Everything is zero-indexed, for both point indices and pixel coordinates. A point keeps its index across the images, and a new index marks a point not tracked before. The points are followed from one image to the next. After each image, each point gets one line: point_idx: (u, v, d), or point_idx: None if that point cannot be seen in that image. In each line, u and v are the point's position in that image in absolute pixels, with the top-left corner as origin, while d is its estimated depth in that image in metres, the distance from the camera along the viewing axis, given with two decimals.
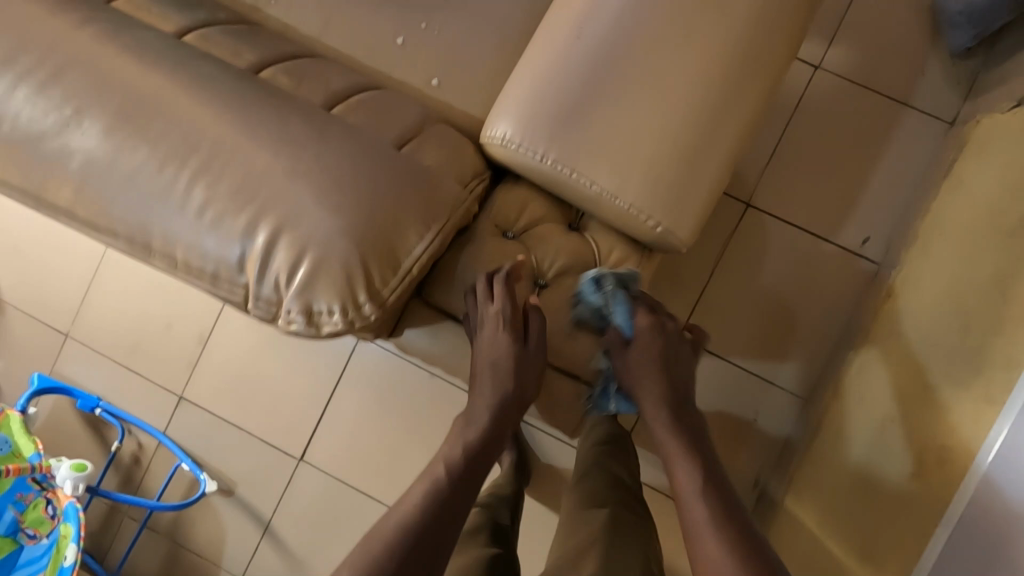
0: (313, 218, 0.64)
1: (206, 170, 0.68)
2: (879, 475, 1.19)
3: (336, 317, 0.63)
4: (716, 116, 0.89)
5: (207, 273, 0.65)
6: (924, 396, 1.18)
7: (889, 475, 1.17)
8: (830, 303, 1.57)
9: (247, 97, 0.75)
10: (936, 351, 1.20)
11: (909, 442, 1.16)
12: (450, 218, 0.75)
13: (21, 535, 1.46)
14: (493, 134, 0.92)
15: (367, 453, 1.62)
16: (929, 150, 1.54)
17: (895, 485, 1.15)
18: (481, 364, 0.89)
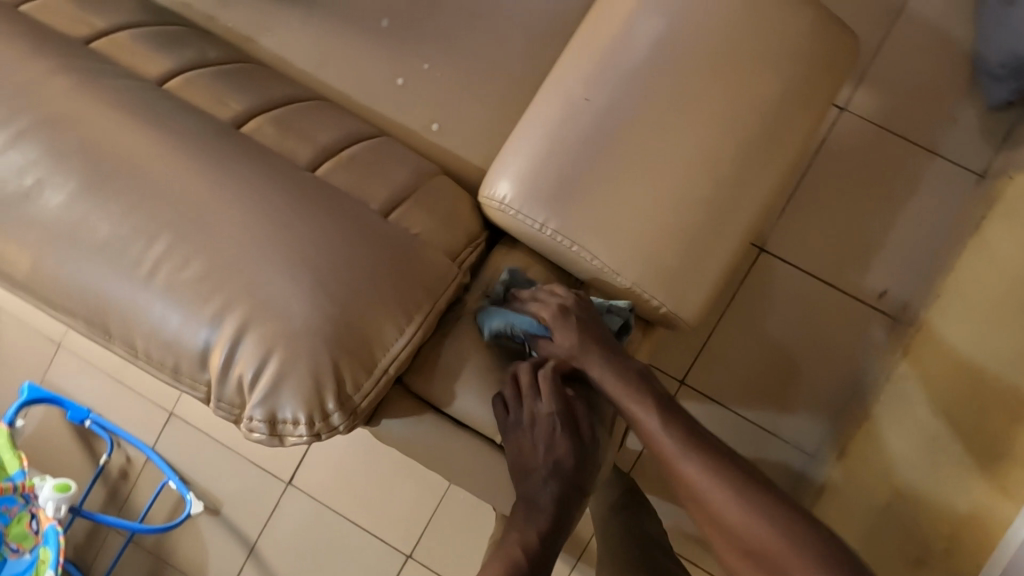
0: (282, 311, 0.59)
1: (173, 239, 0.62)
2: (890, 557, 1.11)
3: (302, 429, 0.59)
4: (728, 194, 0.85)
5: (168, 365, 0.61)
6: (940, 477, 1.11)
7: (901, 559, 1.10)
8: (844, 357, 1.46)
9: (229, 154, 0.68)
10: (956, 429, 1.12)
11: (926, 526, 1.08)
12: (434, 298, 0.68)
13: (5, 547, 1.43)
14: (491, 196, 0.87)
15: (353, 484, 1.56)
16: (957, 202, 1.44)
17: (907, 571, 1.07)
18: (536, 477, 0.67)
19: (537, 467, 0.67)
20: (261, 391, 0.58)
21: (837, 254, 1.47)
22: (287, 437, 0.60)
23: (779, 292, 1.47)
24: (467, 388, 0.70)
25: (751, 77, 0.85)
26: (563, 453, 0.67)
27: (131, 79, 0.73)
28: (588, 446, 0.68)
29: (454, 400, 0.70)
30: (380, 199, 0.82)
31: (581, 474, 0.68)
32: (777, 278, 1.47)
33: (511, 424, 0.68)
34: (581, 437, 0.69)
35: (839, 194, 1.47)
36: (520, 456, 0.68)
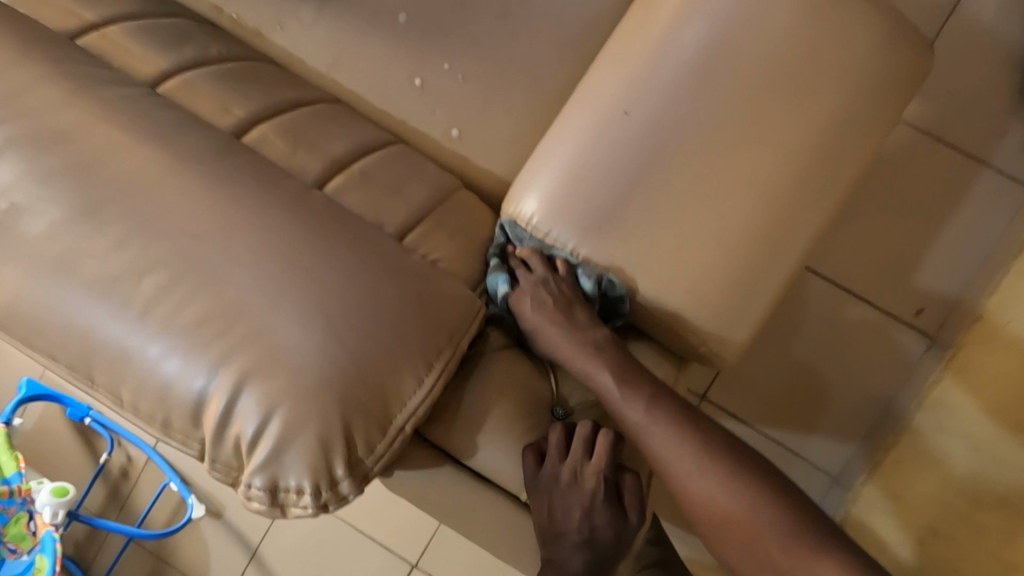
0: (289, 363, 0.52)
1: (164, 275, 0.54)
2: None
3: (307, 499, 0.52)
4: (780, 222, 0.77)
5: (158, 418, 0.54)
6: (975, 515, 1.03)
7: None
8: (875, 377, 1.38)
9: (229, 172, 0.60)
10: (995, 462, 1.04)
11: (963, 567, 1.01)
12: (456, 342, 0.61)
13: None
14: (518, 215, 0.79)
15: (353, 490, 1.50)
16: (1005, 217, 1.35)
17: None
18: (564, 548, 0.59)
19: (569, 531, 0.59)
20: (262, 454, 0.51)
21: (874, 269, 1.38)
22: (289, 507, 0.53)
23: (809, 308, 1.39)
24: (490, 439, 0.63)
25: (810, 94, 0.77)
26: (599, 521, 0.60)
27: (121, 83, 0.65)
28: (631, 522, 0.60)
29: (476, 452, 0.63)
30: (396, 220, 0.74)
31: (616, 548, 0.60)
32: (808, 294, 1.39)
33: (546, 482, 0.60)
34: (622, 508, 0.61)
35: (879, 204, 1.38)
36: (552, 518, 0.60)
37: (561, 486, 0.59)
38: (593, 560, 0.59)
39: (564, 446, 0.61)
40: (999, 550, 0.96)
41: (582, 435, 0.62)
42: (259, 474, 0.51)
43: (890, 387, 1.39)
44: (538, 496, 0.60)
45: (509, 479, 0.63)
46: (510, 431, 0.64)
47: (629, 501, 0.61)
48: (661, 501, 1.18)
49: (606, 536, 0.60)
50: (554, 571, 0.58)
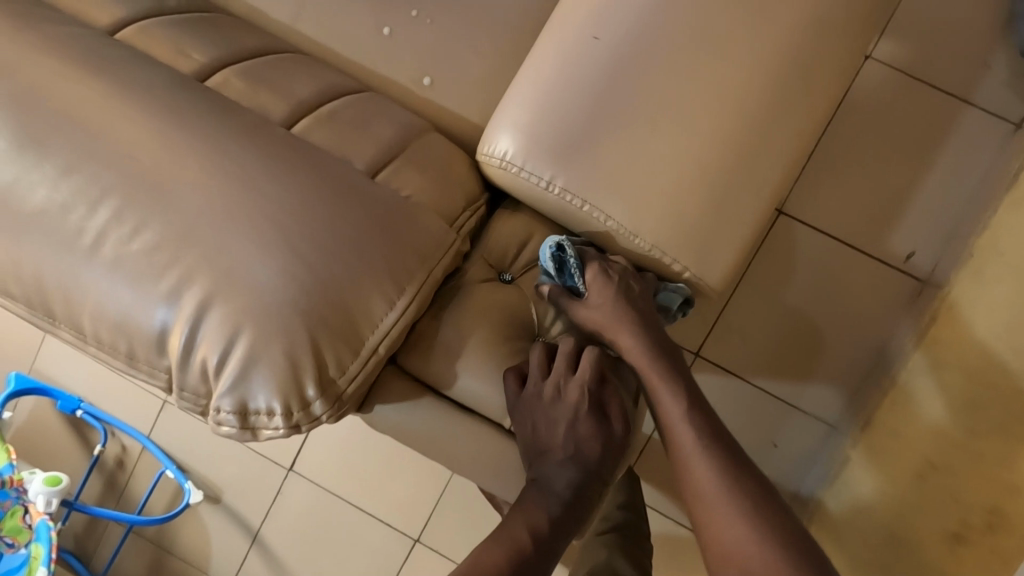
0: (251, 286, 0.51)
1: (119, 205, 0.53)
2: (920, 535, 1.04)
3: (276, 420, 0.51)
4: (757, 146, 0.76)
5: (122, 351, 0.53)
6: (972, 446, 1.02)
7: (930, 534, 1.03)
8: (869, 326, 1.37)
9: (189, 107, 0.59)
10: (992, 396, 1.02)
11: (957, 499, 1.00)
12: (430, 269, 0.59)
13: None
14: (491, 152, 0.77)
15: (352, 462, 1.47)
16: (993, 155, 1.33)
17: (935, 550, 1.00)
18: (550, 464, 0.58)
19: (553, 449, 0.59)
20: (229, 377, 0.50)
21: (863, 215, 1.37)
22: (261, 431, 0.52)
23: (800, 258, 1.38)
24: (469, 366, 0.62)
25: (787, 18, 0.76)
26: (585, 437, 0.59)
27: (73, 25, 0.64)
28: (617, 437, 0.60)
29: (455, 381, 0.62)
30: (366, 158, 0.73)
31: (602, 464, 0.59)
32: (798, 243, 1.38)
33: (529, 401, 0.59)
34: (608, 421, 0.60)
35: (864, 150, 1.36)
36: (536, 436, 0.59)
37: (544, 402, 0.59)
38: (579, 475, 0.58)
39: (545, 366, 0.61)
40: None
41: (566, 352, 0.62)
42: (227, 396, 0.50)
43: (886, 333, 1.36)
44: (521, 415, 0.59)
45: (492, 407, 0.62)
46: (488, 357, 0.62)
47: (614, 414, 0.60)
48: (655, 460, 1.16)
49: (592, 451, 0.59)
50: (539, 489, 0.57)
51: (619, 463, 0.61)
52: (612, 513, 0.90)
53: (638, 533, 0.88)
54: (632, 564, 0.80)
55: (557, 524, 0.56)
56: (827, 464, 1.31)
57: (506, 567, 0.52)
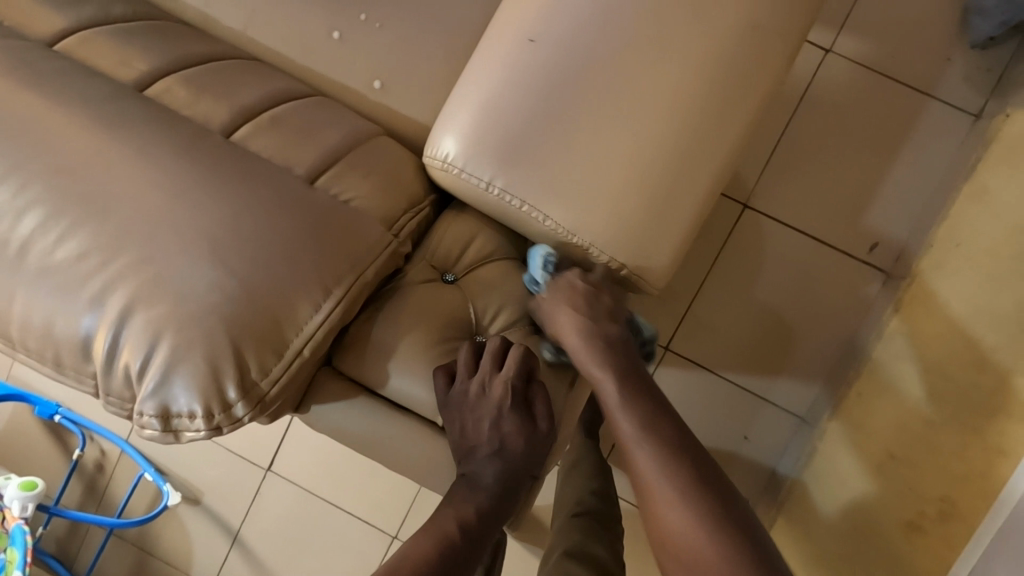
0: (174, 291, 0.52)
1: (45, 213, 0.54)
2: (876, 520, 1.06)
3: (199, 422, 0.52)
4: (693, 142, 0.77)
5: (50, 357, 0.54)
6: (925, 434, 1.04)
7: (885, 520, 1.04)
8: (835, 317, 1.38)
9: (124, 116, 0.60)
10: (945, 386, 1.04)
11: (910, 486, 1.02)
12: (358, 271, 0.61)
13: None
14: (434, 154, 0.79)
15: (330, 459, 1.50)
16: (952, 147, 1.35)
17: (889, 536, 1.02)
18: (477, 459, 0.60)
19: (480, 444, 0.61)
20: (151, 381, 0.51)
21: (827, 208, 1.38)
22: (185, 433, 0.53)
23: (765, 251, 1.39)
24: (403, 365, 0.63)
25: (721, 17, 0.77)
26: (510, 432, 0.61)
27: (10, 39, 0.65)
28: (542, 432, 0.61)
29: (389, 380, 0.63)
30: (308, 163, 0.74)
31: (529, 458, 0.61)
32: (763, 236, 1.39)
33: (456, 399, 0.61)
34: (534, 416, 0.62)
35: (827, 144, 1.38)
36: (464, 433, 0.61)
37: (470, 400, 0.60)
38: (505, 469, 0.60)
39: (473, 364, 0.62)
40: (944, 467, 0.97)
41: (493, 349, 0.63)
42: (148, 401, 0.51)
43: (850, 324, 1.38)
44: (449, 413, 0.61)
45: (425, 406, 0.63)
46: (422, 356, 0.64)
47: (539, 409, 0.62)
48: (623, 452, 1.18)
49: (518, 445, 0.61)
50: (467, 484, 0.59)
51: (546, 455, 0.63)
52: (586, 499, 0.88)
53: (610, 520, 0.86)
54: (605, 548, 0.78)
55: (483, 517, 0.58)
56: (798, 454, 1.33)
57: (433, 560, 0.53)
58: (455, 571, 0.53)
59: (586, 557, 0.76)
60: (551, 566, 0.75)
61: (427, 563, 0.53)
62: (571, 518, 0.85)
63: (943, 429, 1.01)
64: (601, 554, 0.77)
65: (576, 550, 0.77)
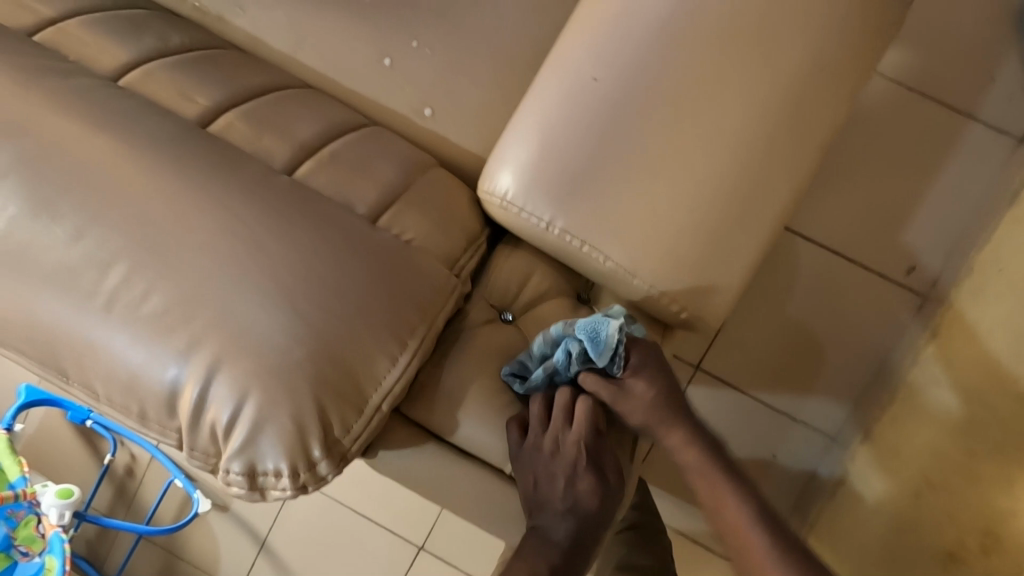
0: (259, 347, 0.52)
1: (129, 266, 0.54)
2: (915, 548, 1.06)
3: (284, 481, 0.52)
4: (754, 186, 0.77)
5: (133, 410, 0.54)
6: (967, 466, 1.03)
7: (923, 548, 1.05)
8: (868, 338, 1.38)
9: (199, 160, 0.61)
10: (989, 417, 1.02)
11: (951, 517, 1.02)
12: (431, 321, 0.61)
13: (15, 550, 1.36)
14: (491, 190, 0.78)
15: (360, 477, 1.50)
16: (995, 169, 1.33)
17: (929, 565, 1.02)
18: (550, 518, 0.59)
19: (552, 499, 0.59)
20: (237, 440, 0.51)
21: (865, 229, 1.37)
22: (269, 490, 0.53)
23: (801, 273, 1.38)
24: (471, 414, 0.63)
25: (782, 57, 0.76)
26: (584, 490, 0.59)
27: (81, 77, 0.65)
28: (612, 488, 0.60)
29: (457, 428, 0.63)
30: (368, 200, 0.74)
31: (601, 516, 0.59)
32: (799, 258, 1.38)
33: (529, 453, 0.61)
34: (607, 473, 0.60)
35: (865, 165, 1.36)
36: (536, 487, 0.60)
37: (543, 454, 0.60)
38: (577, 525, 0.58)
39: (546, 417, 0.62)
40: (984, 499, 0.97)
41: (563, 402, 0.62)
42: (234, 461, 0.51)
43: (885, 346, 1.37)
44: (522, 466, 0.61)
45: (493, 453, 0.63)
46: (491, 404, 0.64)
47: (609, 466, 0.60)
48: (660, 473, 1.19)
49: (591, 503, 0.59)
50: (538, 538, 0.58)
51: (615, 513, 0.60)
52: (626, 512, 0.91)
53: (654, 530, 0.92)
54: (649, 557, 0.86)
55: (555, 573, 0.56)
56: (829, 477, 1.33)
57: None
58: None
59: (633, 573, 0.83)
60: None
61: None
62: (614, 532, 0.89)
63: (985, 461, 1.00)
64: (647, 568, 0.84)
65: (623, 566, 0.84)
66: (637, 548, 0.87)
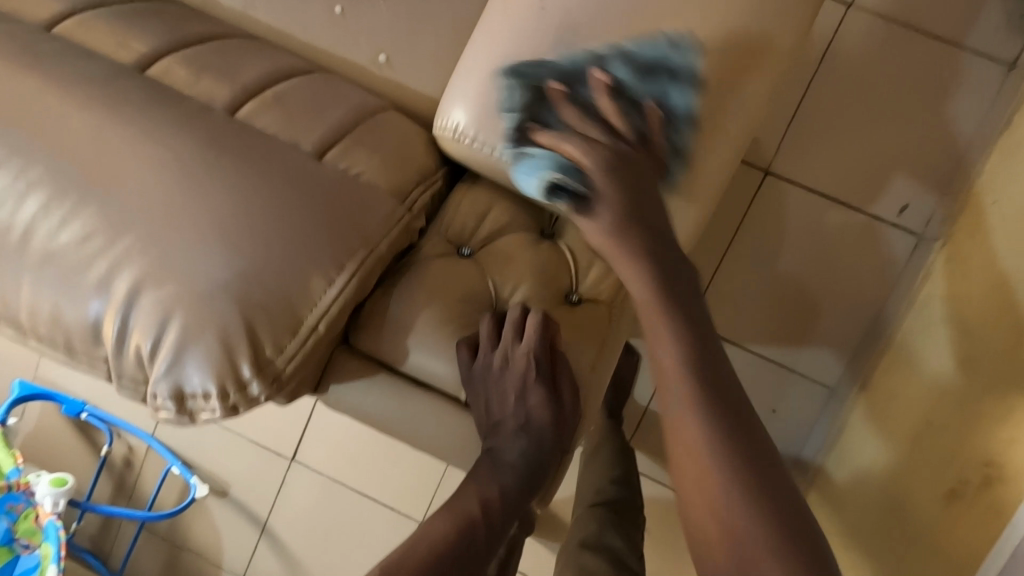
0: (185, 269, 0.50)
1: (46, 195, 0.52)
2: (908, 496, 0.97)
3: (213, 401, 0.50)
4: (716, 106, 0.73)
5: (61, 342, 0.52)
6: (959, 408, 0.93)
7: (917, 496, 0.96)
8: (865, 290, 1.25)
9: (121, 91, 0.59)
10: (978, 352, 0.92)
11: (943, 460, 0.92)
12: (372, 245, 0.58)
13: (17, 544, 1.28)
14: (444, 124, 0.76)
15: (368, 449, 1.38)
16: (988, 102, 1.20)
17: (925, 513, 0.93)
18: (504, 436, 0.59)
19: (506, 417, 0.59)
20: (164, 360, 0.50)
21: (850, 174, 1.25)
22: (199, 413, 0.51)
23: (789, 225, 1.27)
24: (422, 342, 0.62)
25: None
26: (536, 405, 0.59)
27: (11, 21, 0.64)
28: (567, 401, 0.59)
29: (407, 356, 0.62)
30: (315, 139, 0.72)
31: (558, 431, 0.60)
32: (787, 206, 1.27)
33: (480, 372, 0.60)
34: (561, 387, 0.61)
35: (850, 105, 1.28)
36: (488, 408, 0.60)
37: (494, 370, 0.60)
38: (530, 445, 0.58)
39: (495, 335, 0.62)
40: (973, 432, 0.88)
41: (513, 319, 0.63)
42: (159, 383, 0.50)
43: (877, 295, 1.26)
44: (473, 385, 0.60)
45: (446, 379, 0.62)
46: (441, 328, 0.63)
47: (563, 380, 0.61)
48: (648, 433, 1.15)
49: (546, 420, 0.60)
50: (493, 460, 0.58)
51: (572, 427, 0.61)
52: (605, 488, 0.93)
53: (631, 507, 0.92)
54: (622, 539, 0.83)
55: (508, 495, 0.56)
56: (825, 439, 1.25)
57: (451, 538, 0.52)
58: (474, 552, 0.53)
59: (603, 549, 0.81)
60: (572, 558, 0.80)
61: (442, 544, 0.52)
62: (592, 508, 0.90)
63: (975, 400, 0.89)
64: (621, 550, 0.82)
65: (593, 541, 0.83)
66: (612, 527, 0.86)
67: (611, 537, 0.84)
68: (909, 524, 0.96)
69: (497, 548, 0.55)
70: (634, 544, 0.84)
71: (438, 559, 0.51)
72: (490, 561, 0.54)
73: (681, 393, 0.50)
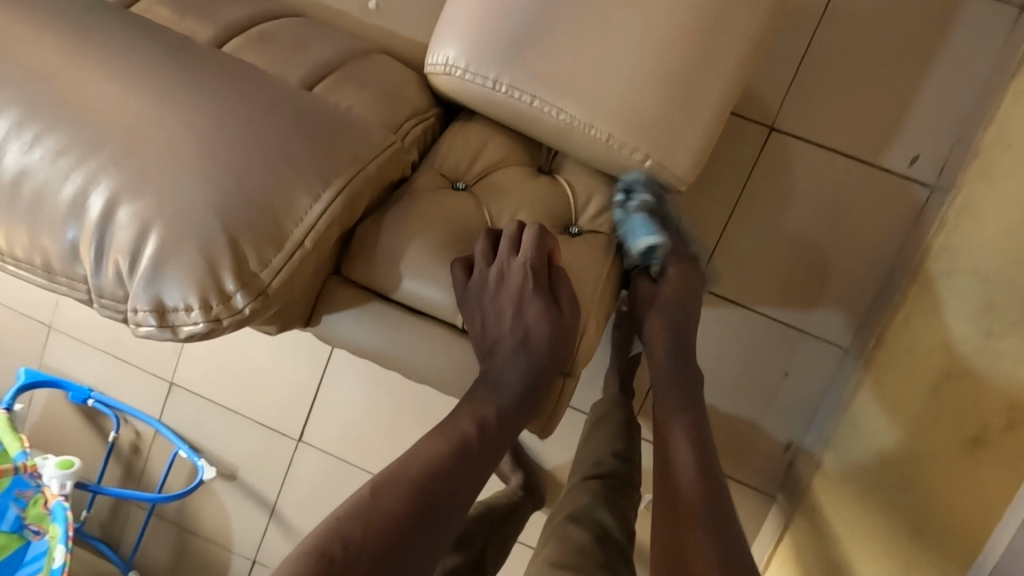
0: (163, 182, 0.49)
1: (19, 113, 0.52)
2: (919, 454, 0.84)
3: (195, 315, 0.49)
4: (714, 31, 0.69)
5: (39, 265, 0.52)
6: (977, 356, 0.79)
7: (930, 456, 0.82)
8: (883, 252, 1.10)
9: (97, 15, 0.57)
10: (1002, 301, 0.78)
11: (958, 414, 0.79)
12: (362, 164, 0.56)
13: (27, 530, 1.23)
14: (435, 60, 0.74)
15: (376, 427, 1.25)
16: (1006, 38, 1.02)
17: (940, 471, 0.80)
18: (502, 354, 0.61)
19: (504, 334, 0.61)
20: (145, 275, 0.49)
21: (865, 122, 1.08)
22: (182, 328, 0.50)
23: (796, 184, 1.10)
24: (414, 269, 0.62)
25: None
26: (533, 318, 0.61)
27: None
28: (564, 313, 0.61)
29: (400, 285, 0.62)
30: (300, 74, 0.70)
31: (556, 346, 0.61)
32: (794, 159, 1.10)
33: (476, 291, 0.62)
34: (557, 306, 0.62)
35: None
36: (485, 326, 0.62)
37: (489, 287, 0.62)
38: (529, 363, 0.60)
39: (490, 254, 0.64)
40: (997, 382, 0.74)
41: (508, 237, 0.64)
42: (138, 297, 0.49)
43: (888, 253, 1.10)
44: (469, 303, 0.61)
45: (442, 307, 0.62)
46: (434, 252, 0.63)
47: (561, 293, 0.62)
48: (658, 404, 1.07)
49: (543, 336, 0.61)
50: (491, 379, 0.60)
51: (570, 342, 0.62)
52: (605, 459, 0.83)
53: (630, 484, 0.82)
54: (614, 517, 0.76)
55: (504, 412, 0.58)
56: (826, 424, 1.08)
57: (445, 456, 0.54)
58: (465, 465, 0.54)
59: (592, 524, 0.74)
60: (556, 529, 0.74)
61: (436, 463, 0.54)
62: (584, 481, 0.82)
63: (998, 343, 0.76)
64: (614, 529, 0.74)
65: (581, 516, 0.75)
66: (604, 504, 0.78)
67: (601, 513, 0.76)
68: (921, 485, 0.82)
69: (496, 462, 0.57)
70: (627, 519, 0.77)
71: (435, 472, 0.53)
72: (486, 475, 0.56)
73: (693, 493, 0.63)
